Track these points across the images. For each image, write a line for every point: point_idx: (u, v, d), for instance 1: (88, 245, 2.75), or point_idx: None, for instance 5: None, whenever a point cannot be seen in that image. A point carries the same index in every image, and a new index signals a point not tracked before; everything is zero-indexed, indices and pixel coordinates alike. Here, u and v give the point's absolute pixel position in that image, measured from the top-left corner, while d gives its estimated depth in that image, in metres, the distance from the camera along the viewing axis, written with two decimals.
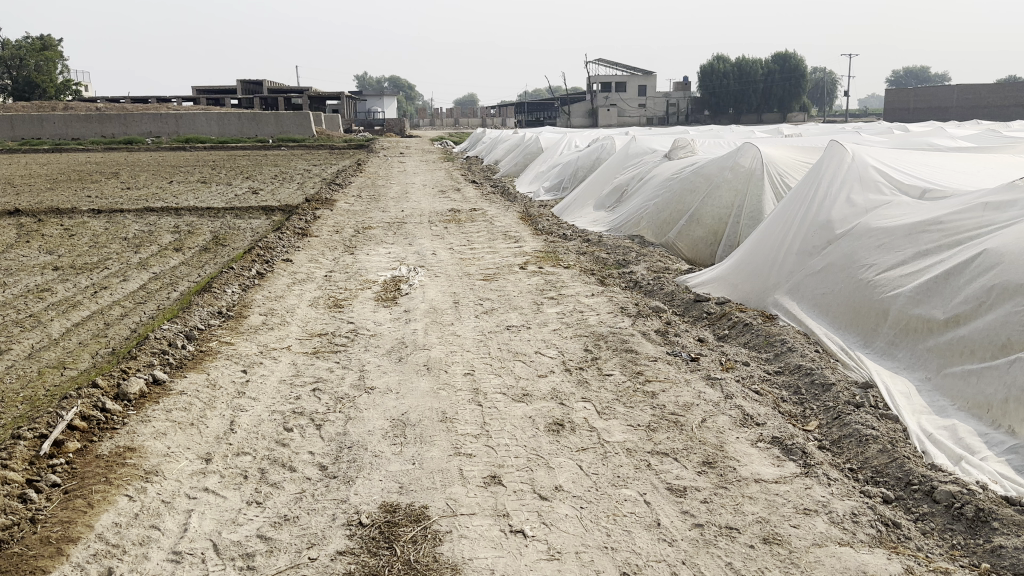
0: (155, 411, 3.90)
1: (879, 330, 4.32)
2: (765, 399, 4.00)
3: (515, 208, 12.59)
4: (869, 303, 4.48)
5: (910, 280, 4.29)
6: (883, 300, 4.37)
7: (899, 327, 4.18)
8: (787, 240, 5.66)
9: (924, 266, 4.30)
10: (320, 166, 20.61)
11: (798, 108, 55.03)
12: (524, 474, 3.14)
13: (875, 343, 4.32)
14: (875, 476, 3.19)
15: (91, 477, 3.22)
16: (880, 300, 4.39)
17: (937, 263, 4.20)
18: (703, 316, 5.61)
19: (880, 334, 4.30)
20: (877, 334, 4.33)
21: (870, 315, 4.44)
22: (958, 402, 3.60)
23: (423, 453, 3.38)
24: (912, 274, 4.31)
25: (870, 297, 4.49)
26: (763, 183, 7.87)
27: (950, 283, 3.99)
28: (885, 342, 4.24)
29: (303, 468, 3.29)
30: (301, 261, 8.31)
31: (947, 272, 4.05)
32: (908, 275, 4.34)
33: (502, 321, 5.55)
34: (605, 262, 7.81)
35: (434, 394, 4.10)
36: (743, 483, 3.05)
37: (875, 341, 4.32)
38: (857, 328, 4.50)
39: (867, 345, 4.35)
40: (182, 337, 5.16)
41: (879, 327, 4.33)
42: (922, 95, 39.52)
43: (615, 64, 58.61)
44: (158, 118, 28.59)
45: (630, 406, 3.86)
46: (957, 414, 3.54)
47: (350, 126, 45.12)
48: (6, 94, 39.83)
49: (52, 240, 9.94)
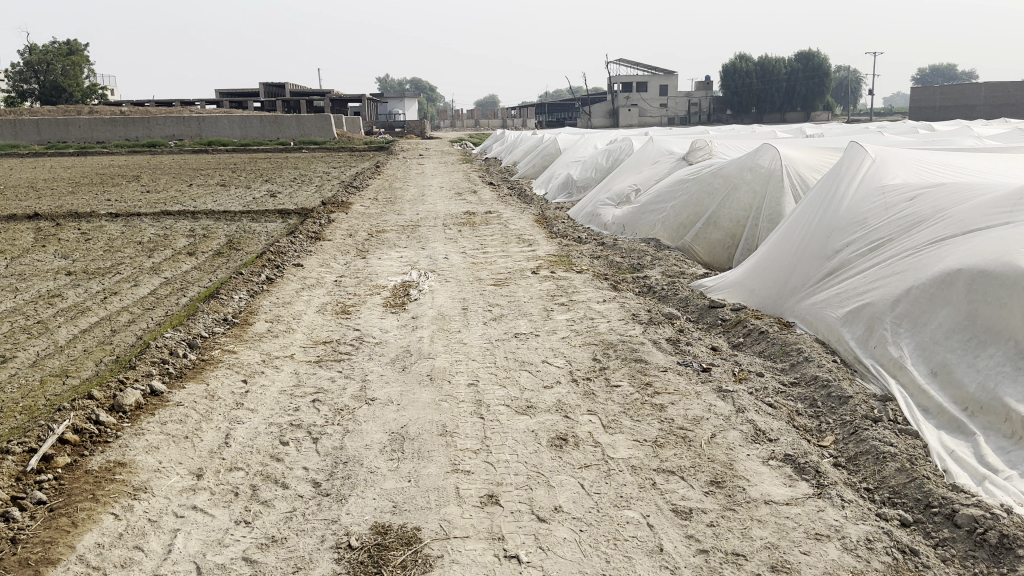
0: (150, 423, 3.81)
1: (882, 321, 4.22)
2: (778, 412, 3.85)
3: (531, 211, 12.45)
4: (877, 297, 4.38)
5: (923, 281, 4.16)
6: (891, 296, 4.26)
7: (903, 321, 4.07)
8: (803, 245, 5.51)
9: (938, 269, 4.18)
10: (339, 168, 20.61)
11: (822, 107, 54.50)
12: (523, 493, 3.02)
13: (876, 333, 4.22)
14: (892, 498, 3.04)
15: (77, 494, 3.14)
16: (887, 299, 4.28)
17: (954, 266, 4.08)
18: (717, 323, 5.46)
19: (882, 324, 4.21)
20: (879, 324, 4.23)
21: (877, 307, 4.34)
22: (972, 408, 3.50)
23: (420, 469, 3.26)
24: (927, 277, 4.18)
25: (880, 292, 4.39)
26: (783, 184, 7.68)
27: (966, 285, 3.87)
28: (887, 332, 4.14)
29: (296, 485, 3.18)
30: (312, 266, 8.23)
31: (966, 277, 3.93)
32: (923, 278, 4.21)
33: (510, 328, 5.43)
34: (619, 267, 7.66)
35: (435, 405, 3.99)
36: (752, 504, 2.91)
37: (877, 330, 4.22)
38: (861, 319, 4.39)
39: (870, 336, 4.25)
40: (185, 345, 5.08)
41: (881, 318, 4.24)
42: (948, 92, 38.90)
43: (636, 63, 58.31)
44: (181, 122, 28.79)
45: (637, 420, 3.72)
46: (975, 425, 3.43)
47: (370, 128, 45.31)
48: (34, 98, 40.33)
49: (68, 245, 9.94)
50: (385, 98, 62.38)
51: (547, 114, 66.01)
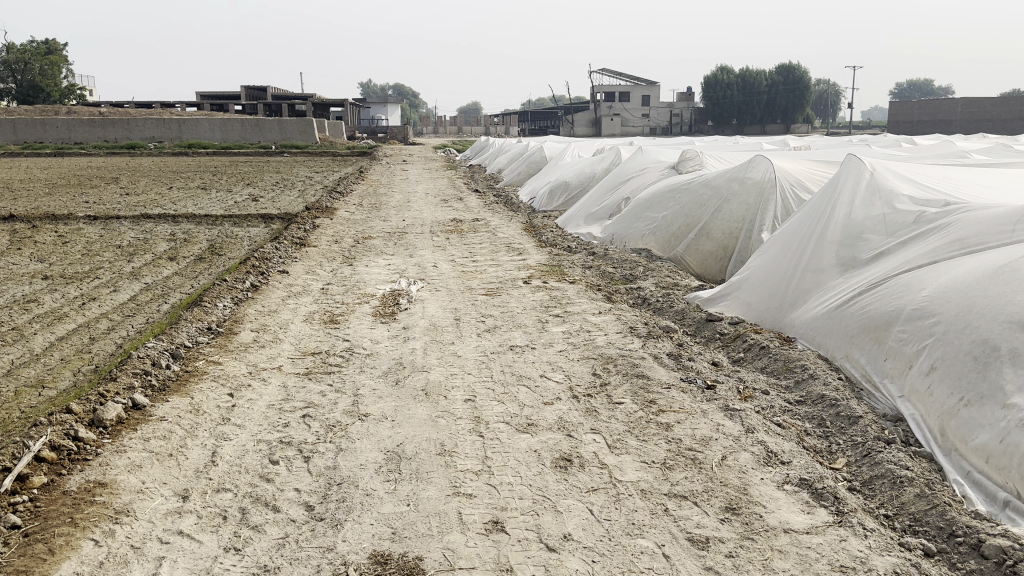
0: (132, 440, 3.62)
1: (889, 330, 4.03)
2: (787, 432, 3.72)
3: (518, 219, 12.31)
4: (883, 307, 4.21)
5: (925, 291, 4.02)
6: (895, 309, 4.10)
7: (905, 331, 3.90)
8: (803, 258, 5.36)
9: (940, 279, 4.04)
10: (322, 173, 20.39)
11: (802, 120, 54.78)
12: (529, 519, 2.87)
13: (884, 344, 4.02)
14: (913, 525, 2.90)
15: (54, 518, 2.95)
16: (890, 312, 4.12)
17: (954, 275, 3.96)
18: (716, 337, 5.33)
19: (886, 337, 4.03)
20: (886, 335, 4.04)
21: (882, 317, 4.16)
22: (966, 399, 3.34)
23: (419, 492, 3.10)
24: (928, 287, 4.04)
25: (885, 302, 4.23)
26: (774, 198, 7.60)
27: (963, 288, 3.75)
28: (891, 341, 3.96)
29: (288, 509, 3.01)
30: (297, 273, 8.04)
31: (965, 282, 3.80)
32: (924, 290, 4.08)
33: (505, 340, 5.28)
34: (612, 277, 7.53)
35: (432, 422, 3.82)
36: (771, 533, 2.77)
37: (884, 341, 4.03)
38: (867, 333, 4.21)
39: (874, 348, 4.07)
40: (167, 356, 4.89)
41: (889, 328, 4.05)
42: (925, 108, 39.35)
43: (619, 73, 58.53)
44: (161, 123, 28.42)
45: (643, 440, 3.59)
46: (970, 418, 3.27)
47: (353, 133, 45.12)
48: (10, 98, 39.84)
49: (45, 248, 9.67)
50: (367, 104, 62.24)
51: (530, 122, 66.09)
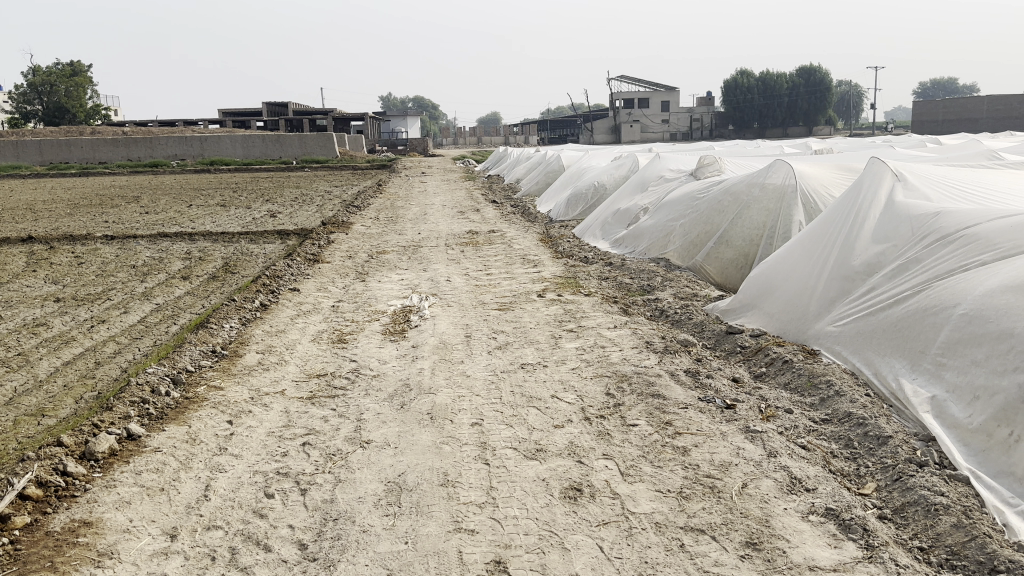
0: (123, 474, 3.48)
1: (928, 349, 3.80)
2: (812, 455, 3.49)
3: (535, 230, 12.11)
4: (919, 322, 3.98)
5: (960, 302, 3.78)
6: (931, 326, 3.87)
7: (946, 352, 3.66)
8: (825, 267, 5.11)
9: (975, 286, 3.80)
10: (341, 187, 20.35)
11: (825, 120, 54.09)
12: (534, 558, 2.68)
13: (919, 363, 3.79)
14: (950, 560, 2.68)
15: (33, 562, 2.80)
16: (925, 331, 3.88)
17: (989, 284, 3.72)
18: (736, 350, 5.11)
19: (924, 359, 3.79)
20: (923, 355, 3.80)
21: (919, 334, 3.92)
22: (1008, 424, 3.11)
23: (418, 528, 2.92)
24: (960, 300, 3.80)
25: (920, 317, 3.99)
26: (796, 203, 7.35)
27: (1004, 301, 3.51)
28: (930, 364, 3.72)
29: (280, 548, 2.84)
30: (309, 290, 7.90)
31: (1001, 292, 3.58)
32: (956, 298, 3.84)
33: (516, 358, 5.09)
34: (629, 289, 7.32)
35: (436, 450, 3.64)
36: (795, 571, 2.57)
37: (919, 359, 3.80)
38: (901, 352, 3.98)
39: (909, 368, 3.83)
40: (167, 382, 4.75)
41: (926, 348, 3.82)
42: (951, 107, 38.72)
43: (639, 80, 58.21)
44: (183, 141, 28.59)
45: (658, 466, 3.38)
46: (1020, 451, 3.02)
47: (372, 146, 45.22)
48: (37, 118, 40.28)
49: (60, 270, 9.61)
50: (387, 117, 62.45)
51: (549, 130, 65.93)
